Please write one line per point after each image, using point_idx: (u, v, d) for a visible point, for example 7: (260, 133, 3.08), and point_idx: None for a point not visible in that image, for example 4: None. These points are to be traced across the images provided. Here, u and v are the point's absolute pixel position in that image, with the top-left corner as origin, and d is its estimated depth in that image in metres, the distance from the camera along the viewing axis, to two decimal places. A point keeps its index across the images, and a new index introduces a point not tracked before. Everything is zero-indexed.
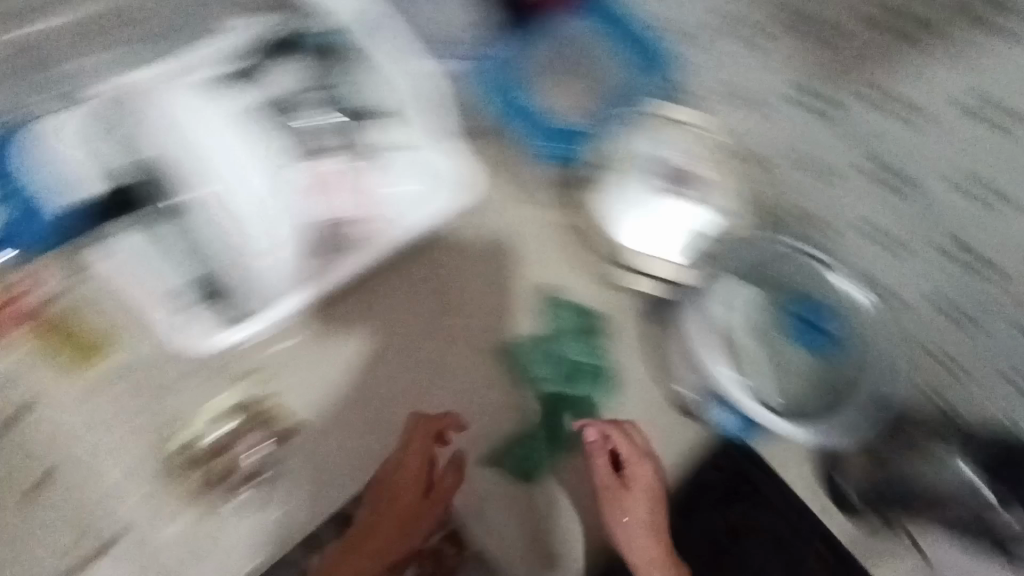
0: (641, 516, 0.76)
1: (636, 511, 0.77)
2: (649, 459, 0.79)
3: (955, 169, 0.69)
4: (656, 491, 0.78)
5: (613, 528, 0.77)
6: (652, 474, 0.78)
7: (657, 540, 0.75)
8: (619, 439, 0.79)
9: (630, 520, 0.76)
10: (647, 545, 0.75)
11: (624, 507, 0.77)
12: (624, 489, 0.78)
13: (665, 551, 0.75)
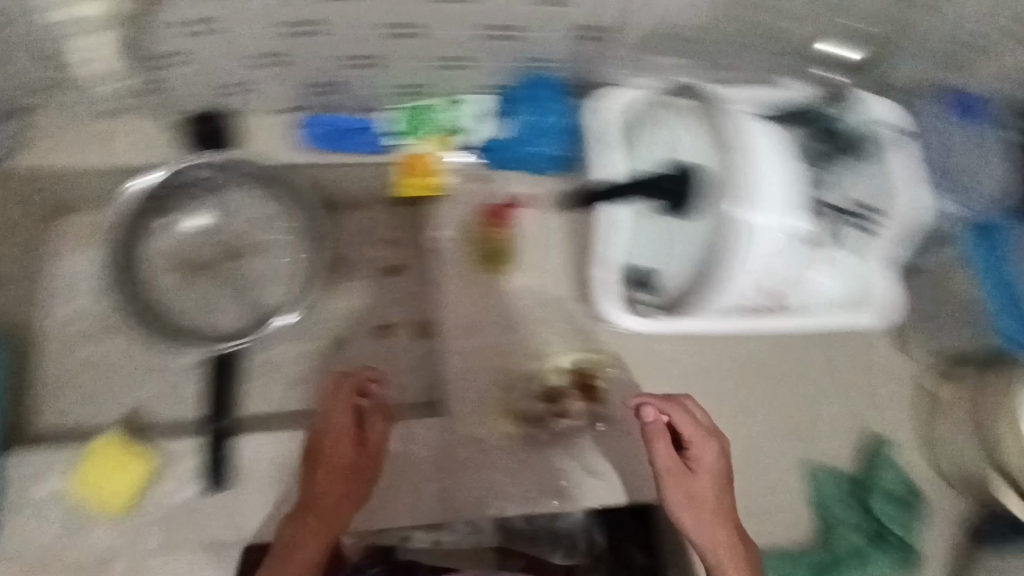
0: (703, 496, 0.81)
1: (699, 488, 0.82)
2: (713, 444, 0.83)
3: None
4: (721, 470, 0.83)
5: (680, 506, 0.81)
6: (714, 455, 0.83)
7: (719, 515, 0.81)
8: (673, 418, 0.84)
9: (692, 497, 0.81)
10: (717, 529, 0.80)
11: (693, 491, 0.82)
12: (693, 472, 0.83)
13: (728, 529, 0.81)
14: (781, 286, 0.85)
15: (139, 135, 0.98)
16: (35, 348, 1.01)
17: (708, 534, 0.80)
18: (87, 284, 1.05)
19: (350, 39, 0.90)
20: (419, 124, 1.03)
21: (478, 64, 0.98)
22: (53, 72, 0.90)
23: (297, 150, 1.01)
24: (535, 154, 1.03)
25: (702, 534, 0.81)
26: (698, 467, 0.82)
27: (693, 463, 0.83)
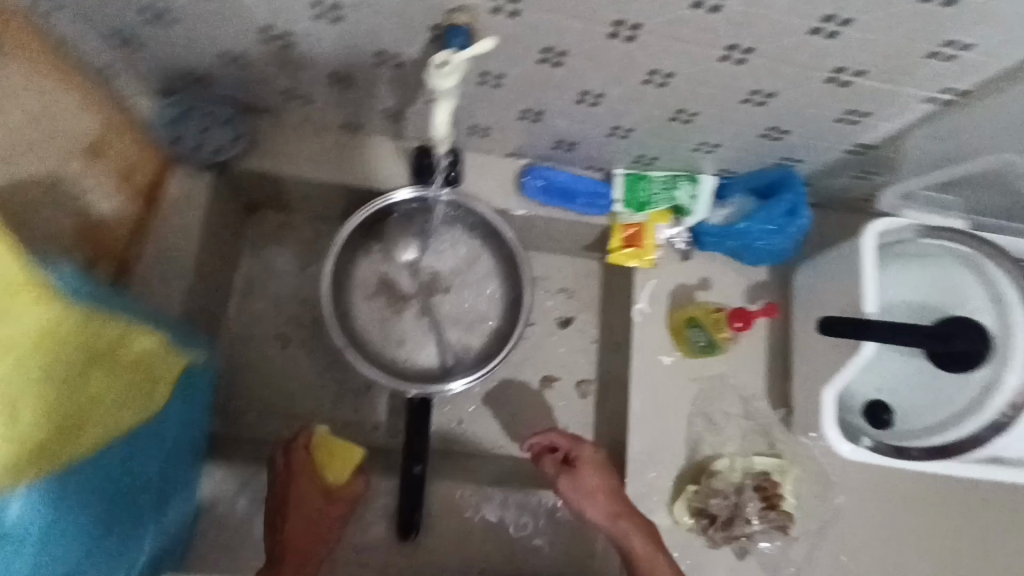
0: (590, 486, 0.87)
1: (585, 483, 0.88)
2: (575, 447, 0.90)
3: None
4: (599, 465, 0.89)
5: (579, 500, 0.87)
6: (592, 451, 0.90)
7: (601, 499, 0.87)
8: (559, 438, 0.91)
9: (587, 492, 0.87)
10: (603, 505, 0.86)
11: (579, 484, 0.88)
12: (574, 475, 0.88)
13: (616, 503, 0.86)
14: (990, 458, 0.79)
15: (365, 153, 0.99)
16: (231, 343, 1.03)
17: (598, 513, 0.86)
18: (287, 284, 1.07)
19: (617, 113, 0.86)
20: (642, 194, 1.01)
21: (724, 151, 0.94)
22: (313, 91, 0.89)
23: (515, 198, 1.02)
24: (751, 246, 0.99)
25: (597, 514, 0.86)
26: (577, 468, 0.89)
27: (576, 468, 0.88)
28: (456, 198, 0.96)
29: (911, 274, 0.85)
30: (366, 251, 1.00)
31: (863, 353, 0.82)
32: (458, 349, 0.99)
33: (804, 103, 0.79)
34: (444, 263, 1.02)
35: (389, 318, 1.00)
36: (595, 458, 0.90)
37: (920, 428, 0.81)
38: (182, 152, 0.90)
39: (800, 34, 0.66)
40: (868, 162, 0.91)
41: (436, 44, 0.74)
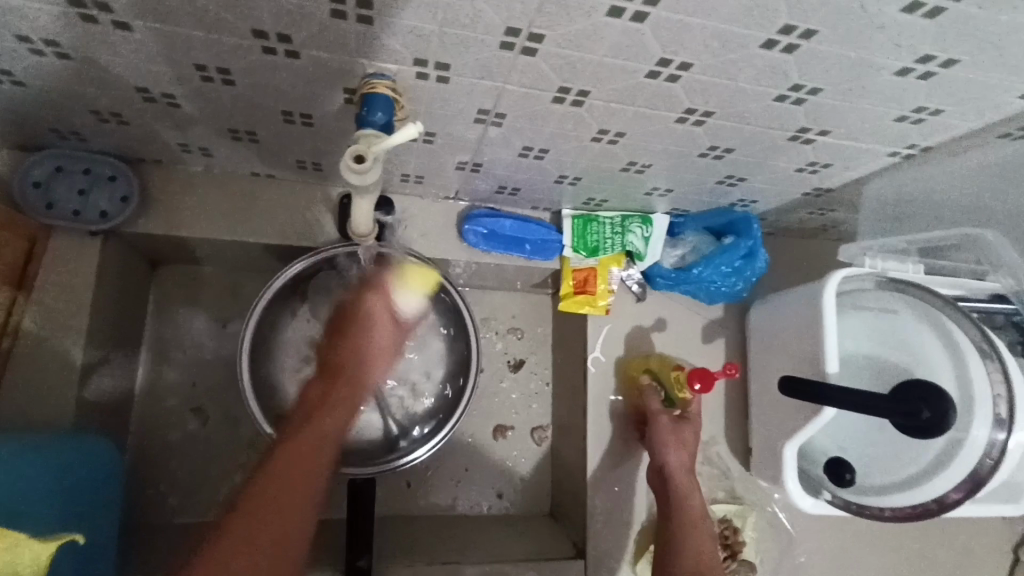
0: (683, 440, 0.87)
1: (683, 434, 0.87)
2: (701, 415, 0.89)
3: None
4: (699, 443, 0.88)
5: (665, 442, 0.86)
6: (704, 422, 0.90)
7: (686, 452, 0.86)
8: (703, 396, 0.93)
9: (681, 441, 0.86)
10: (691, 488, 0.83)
11: (676, 430, 0.87)
12: (678, 421, 0.88)
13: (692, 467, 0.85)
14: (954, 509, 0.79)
15: (284, 205, 0.87)
16: (141, 421, 0.91)
17: (678, 467, 0.84)
18: (204, 349, 0.95)
19: (563, 164, 0.78)
20: (593, 238, 0.94)
21: (678, 195, 0.87)
22: (213, 144, 0.77)
23: (456, 245, 0.93)
24: (708, 289, 0.94)
25: (674, 463, 0.85)
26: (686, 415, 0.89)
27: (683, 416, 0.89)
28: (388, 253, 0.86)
29: (872, 324, 0.81)
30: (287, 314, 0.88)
31: (823, 416, 0.80)
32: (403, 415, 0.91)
33: (763, 157, 0.74)
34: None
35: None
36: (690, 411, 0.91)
37: (884, 486, 0.79)
38: (60, 221, 0.76)
39: (764, 101, 0.60)
40: (825, 203, 0.87)
41: (353, 105, 0.64)
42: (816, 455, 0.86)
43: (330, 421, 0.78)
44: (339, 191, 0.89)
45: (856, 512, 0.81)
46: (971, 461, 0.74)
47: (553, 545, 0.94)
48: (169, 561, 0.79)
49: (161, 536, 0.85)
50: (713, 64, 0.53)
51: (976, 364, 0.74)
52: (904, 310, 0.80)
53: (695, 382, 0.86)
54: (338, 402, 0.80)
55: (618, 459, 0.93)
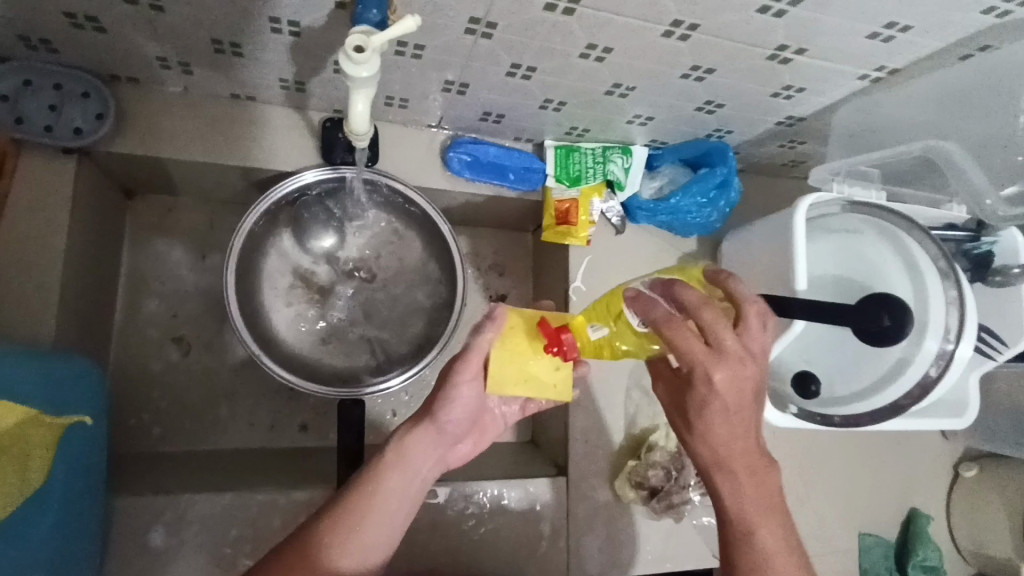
0: (711, 420, 0.62)
1: (707, 410, 0.62)
2: (710, 369, 0.60)
3: (970, 552, 1.10)
4: (743, 404, 0.62)
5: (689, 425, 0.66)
6: (738, 377, 0.60)
7: (720, 430, 0.63)
8: (708, 321, 0.60)
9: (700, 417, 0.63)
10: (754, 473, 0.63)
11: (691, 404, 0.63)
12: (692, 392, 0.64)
13: (745, 450, 0.63)
14: (909, 418, 0.85)
15: (265, 128, 0.86)
16: (121, 352, 0.90)
17: (711, 458, 0.65)
18: (183, 279, 0.93)
19: (550, 87, 0.79)
20: (575, 167, 0.95)
21: (658, 123, 0.90)
22: (193, 59, 0.75)
23: (440, 174, 0.93)
24: (684, 219, 0.97)
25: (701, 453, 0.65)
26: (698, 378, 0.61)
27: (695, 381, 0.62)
28: (377, 179, 0.85)
29: (835, 245, 0.86)
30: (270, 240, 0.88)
31: (792, 331, 0.83)
32: (387, 342, 0.92)
33: (743, 79, 0.76)
34: (360, 250, 0.94)
35: (310, 317, 0.91)
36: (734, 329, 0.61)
37: (844, 396, 0.85)
38: (31, 137, 0.74)
39: (746, 12, 0.62)
40: (798, 133, 0.91)
41: (344, 12, 0.63)
42: (785, 371, 0.89)
43: (398, 501, 0.66)
44: (321, 117, 0.88)
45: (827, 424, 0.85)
46: (926, 372, 0.79)
47: (536, 465, 0.97)
48: (158, 482, 0.79)
49: (150, 463, 0.85)
50: None
51: (935, 275, 0.80)
52: (868, 229, 0.85)
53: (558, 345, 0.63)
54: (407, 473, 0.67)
55: (598, 383, 0.97)
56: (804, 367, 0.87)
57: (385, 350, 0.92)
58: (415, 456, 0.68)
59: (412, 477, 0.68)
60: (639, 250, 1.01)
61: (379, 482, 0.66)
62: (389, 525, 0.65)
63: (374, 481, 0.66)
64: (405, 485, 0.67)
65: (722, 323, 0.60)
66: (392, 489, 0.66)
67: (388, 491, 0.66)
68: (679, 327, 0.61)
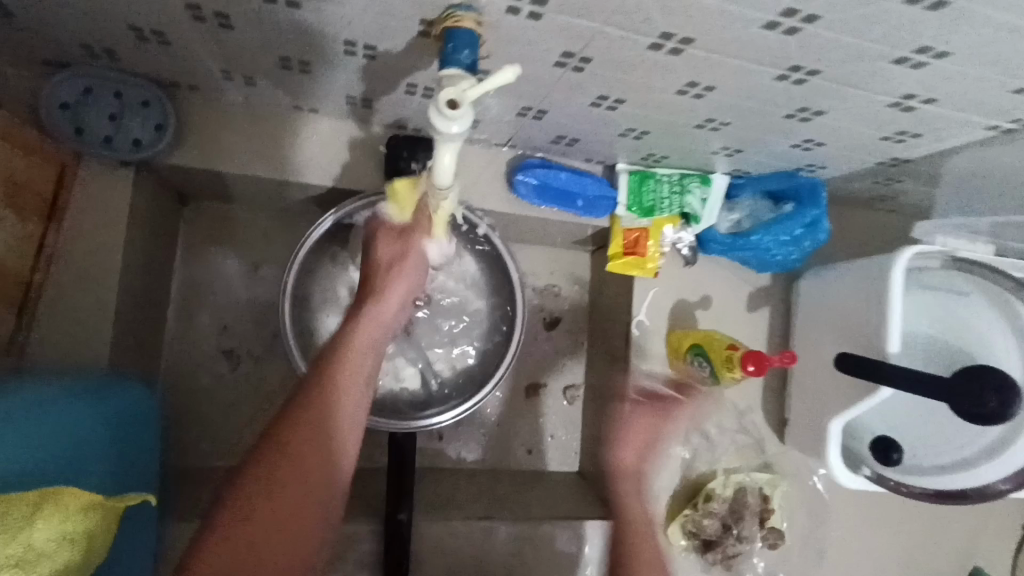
0: (642, 437, 0.88)
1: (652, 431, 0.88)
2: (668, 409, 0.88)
3: None
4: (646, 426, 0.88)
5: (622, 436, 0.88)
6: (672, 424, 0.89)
7: (641, 447, 0.88)
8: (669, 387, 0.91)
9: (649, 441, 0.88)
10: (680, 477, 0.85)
11: (656, 434, 0.88)
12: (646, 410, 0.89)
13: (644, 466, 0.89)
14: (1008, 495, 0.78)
15: (326, 143, 0.81)
16: (172, 363, 0.88)
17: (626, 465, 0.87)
18: (235, 290, 0.91)
19: (636, 118, 0.73)
20: (649, 196, 0.88)
21: (746, 156, 0.82)
22: (257, 73, 0.70)
23: (505, 196, 0.87)
24: (762, 258, 0.90)
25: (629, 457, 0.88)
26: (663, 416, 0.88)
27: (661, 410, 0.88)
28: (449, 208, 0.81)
29: (937, 303, 0.77)
30: (324, 259, 0.83)
31: (878, 397, 0.77)
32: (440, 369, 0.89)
33: (852, 122, 0.69)
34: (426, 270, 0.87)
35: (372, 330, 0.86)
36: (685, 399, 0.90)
37: (930, 466, 0.79)
38: (91, 149, 0.71)
39: (879, 62, 0.55)
40: (902, 174, 0.83)
41: (427, 41, 0.58)
42: (863, 434, 0.83)
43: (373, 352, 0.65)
44: (385, 133, 0.83)
45: (906, 492, 0.80)
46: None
47: (585, 502, 0.93)
48: (206, 504, 0.78)
49: (200, 477, 0.84)
50: (845, 17, 0.48)
51: None
52: (974, 289, 0.77)
53: (748, 364, 0.80)
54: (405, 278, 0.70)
55: (656, 424, 0.92)
56: (884, 432, 0.81)
57: (437, 377, 0.88)
58: (412, 264, 0.70)
59: (400, 292, 0.70)
60: (709, 285, 0.95)
61: (349, 342, 0.64)
62: (355, 410, 0.61)
63: (343, 343, 0.64)
64: (381, 325, 0.67)
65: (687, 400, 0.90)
66: (386, 310, 0.68)
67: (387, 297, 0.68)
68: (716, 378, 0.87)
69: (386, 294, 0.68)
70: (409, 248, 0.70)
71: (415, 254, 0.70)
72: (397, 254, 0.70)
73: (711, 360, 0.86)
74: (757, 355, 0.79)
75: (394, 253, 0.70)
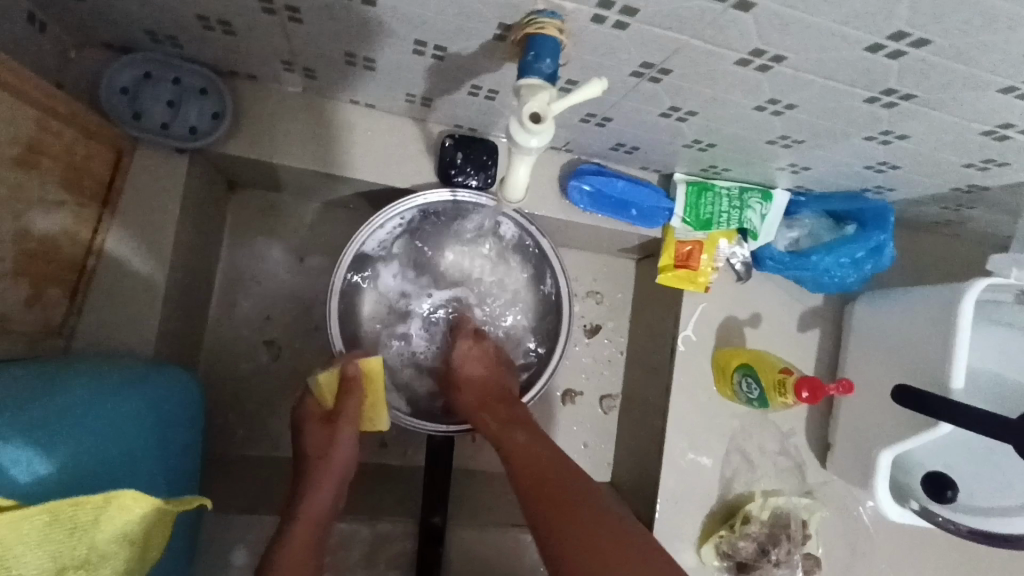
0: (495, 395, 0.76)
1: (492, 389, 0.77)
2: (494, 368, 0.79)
3: None
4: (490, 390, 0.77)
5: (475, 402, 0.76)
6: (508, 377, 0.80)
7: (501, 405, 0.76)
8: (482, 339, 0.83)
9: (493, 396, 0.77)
10: (472, 398, 0.77)
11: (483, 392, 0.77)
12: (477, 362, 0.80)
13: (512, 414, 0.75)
14: None
15: (380, 139, 0.80)
16: (213, 350, 0.88)
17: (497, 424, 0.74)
18: (279, 280, 0.90)
19: (704, 130, 0.70)
20: (705, 209, 0.86)
21: (813, 174, 0.79)
22: (318, 66, 0.69)
23: (557, 201, 0.85)
24: (819, 281, 0.87)
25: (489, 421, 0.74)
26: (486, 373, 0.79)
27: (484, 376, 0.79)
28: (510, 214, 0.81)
29: (1005, 340, 0.75)
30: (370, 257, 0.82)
31: (936, 432, 0.73)
32: None
33: (935, 147, 0.65)
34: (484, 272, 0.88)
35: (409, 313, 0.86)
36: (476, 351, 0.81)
37: (982, 508, 0.76)
38: (149, 134, 0.70)
39: (984, 90, 0.51)
40: (979, 201, 0.79)
41: (502, 45, 0.56)
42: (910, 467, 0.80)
43: (318, 511, 0.68)
44: (440, 130, 0.81)
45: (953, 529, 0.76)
46: None
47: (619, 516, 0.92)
48: (243, 495, 0.78)
49: (237, 465, 0.84)
50: (958, 43, 0.45)
51: None
52: None
53: (801, 391, 0.78)
54: (340, 451, 0.71)
55: (696, 443, 0.89)
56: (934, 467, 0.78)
57: None
58: (335, 451, 0.71)
59: (337, 465, 0.71)
60: (760, 303, 0.92)
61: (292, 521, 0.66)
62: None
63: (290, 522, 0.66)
64: (327, 485, 0.70)
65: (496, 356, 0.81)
66: (328, 477, 0.70)
67: (321, 481, 0.70)
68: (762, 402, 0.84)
69: (316, 483, 0.70)
70: (335, 436, 0.71)
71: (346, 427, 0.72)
72: (322, 444, 0.72)
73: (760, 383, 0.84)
74: (813, 382, 0.77)
75: (323, 441, 0.72)
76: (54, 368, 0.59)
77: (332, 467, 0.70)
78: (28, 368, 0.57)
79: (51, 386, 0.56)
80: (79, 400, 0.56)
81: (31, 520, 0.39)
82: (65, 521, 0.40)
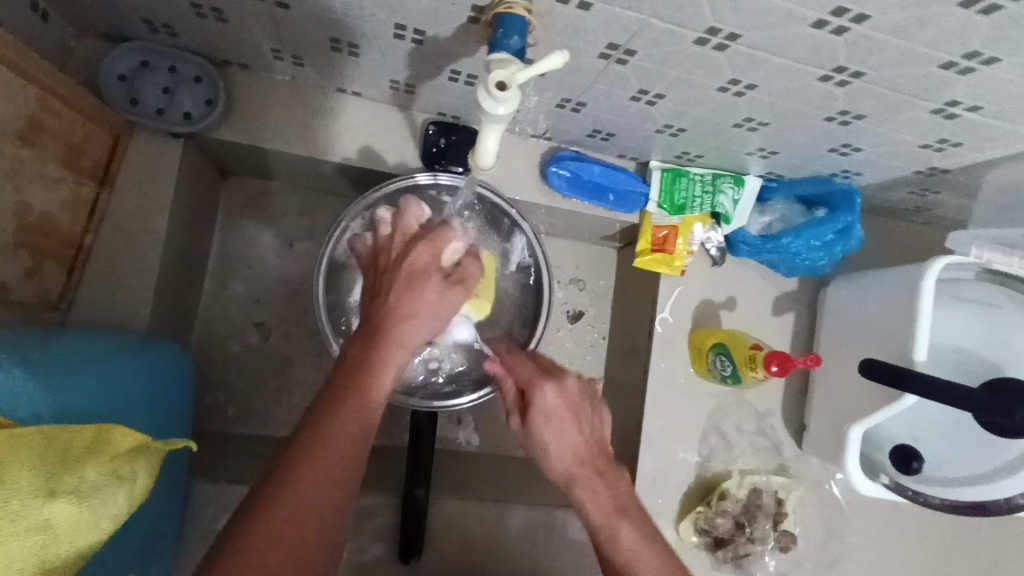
0: (552, 436, 0.67)
1: (546, 433, 0.67)
2: (539, 396, 0.69)
3: None
4: (555, 427, 0.67)
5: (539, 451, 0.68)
6: (554, 393, 0.69)
7: (560, 447, 0.66)
8: (521, 371, 0.72)
9: (546, 445, 0.67)
10: (562, 458, 0.66)
11: (537, 437, 0.68)
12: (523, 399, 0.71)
13: (582, 456, 0.66)
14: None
15: (368, 127, 0.83)
16: (205, 331, 0.91)
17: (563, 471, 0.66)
18: (269, 264, 0.94)
19: (673, 113, 0.73)
20: (680, 195, 0.89)
21: (782, 158, 0.82)
22: (307, 53, 0.72)
23: (538, 186, 0.88)
24: (791, 264, 0.90)
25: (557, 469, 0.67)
26: (532, 411, 0.69)
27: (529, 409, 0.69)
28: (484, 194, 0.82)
29: (967, 318, 0.77)
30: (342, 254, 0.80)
31: (901, 404, 0.75)
32: None
33: (892, 128, 0.69)
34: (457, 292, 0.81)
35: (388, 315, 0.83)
36: (524, 383, 0.72)
37: (951, 478, 0.79)
38: (143, 119, 0.73)
39: (927, 66, 0.55)
40: (942, 185, 0.82)
41: (476, 26, 0.59)
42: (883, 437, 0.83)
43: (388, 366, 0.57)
44: (424, 118, 0.85)
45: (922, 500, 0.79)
46: None
47: None
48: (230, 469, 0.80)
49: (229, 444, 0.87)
50: (895, 18, 0.49)
51: None
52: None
53: (771, 365, 0.80)
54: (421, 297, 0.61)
55: (674, 421, 0.92)
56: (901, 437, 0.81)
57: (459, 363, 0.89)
58: (421, 298, 0.61)
59: (415, 312, 0.60)
60: (735, 286, 0.95)
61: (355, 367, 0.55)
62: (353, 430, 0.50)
63: (352, 368, 0.55)
64: (405, 336, 0.59)
65: (539, 382, 0.70)
66: (403, 321, 0.59)
67: (392, 331, 0.58)
68: (735, 378, 0.87)
69: (395, 325, 0.59)
70: (422, 284, 0.62)
71: (434, 284, 0.63)
72: (406, 285, 0.61)
73: (733, 360, 0.86)
74: (782, 356, 0.80)
75: (413, 293, 0.61)
76: (52, 333, 0.62)
77: (401, 316, 0.59)
78: (23, 330, 0.59)
79: (50, 348, 0.59)
80: (75, 365, 0.58)
81: (25, 440, 0.43)
82: (58, 440, 0.44)
